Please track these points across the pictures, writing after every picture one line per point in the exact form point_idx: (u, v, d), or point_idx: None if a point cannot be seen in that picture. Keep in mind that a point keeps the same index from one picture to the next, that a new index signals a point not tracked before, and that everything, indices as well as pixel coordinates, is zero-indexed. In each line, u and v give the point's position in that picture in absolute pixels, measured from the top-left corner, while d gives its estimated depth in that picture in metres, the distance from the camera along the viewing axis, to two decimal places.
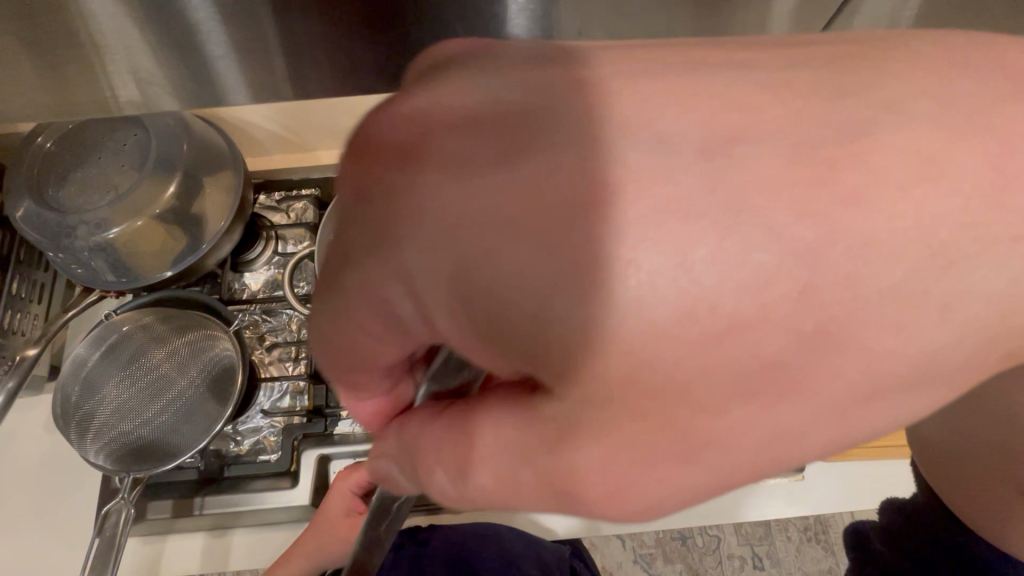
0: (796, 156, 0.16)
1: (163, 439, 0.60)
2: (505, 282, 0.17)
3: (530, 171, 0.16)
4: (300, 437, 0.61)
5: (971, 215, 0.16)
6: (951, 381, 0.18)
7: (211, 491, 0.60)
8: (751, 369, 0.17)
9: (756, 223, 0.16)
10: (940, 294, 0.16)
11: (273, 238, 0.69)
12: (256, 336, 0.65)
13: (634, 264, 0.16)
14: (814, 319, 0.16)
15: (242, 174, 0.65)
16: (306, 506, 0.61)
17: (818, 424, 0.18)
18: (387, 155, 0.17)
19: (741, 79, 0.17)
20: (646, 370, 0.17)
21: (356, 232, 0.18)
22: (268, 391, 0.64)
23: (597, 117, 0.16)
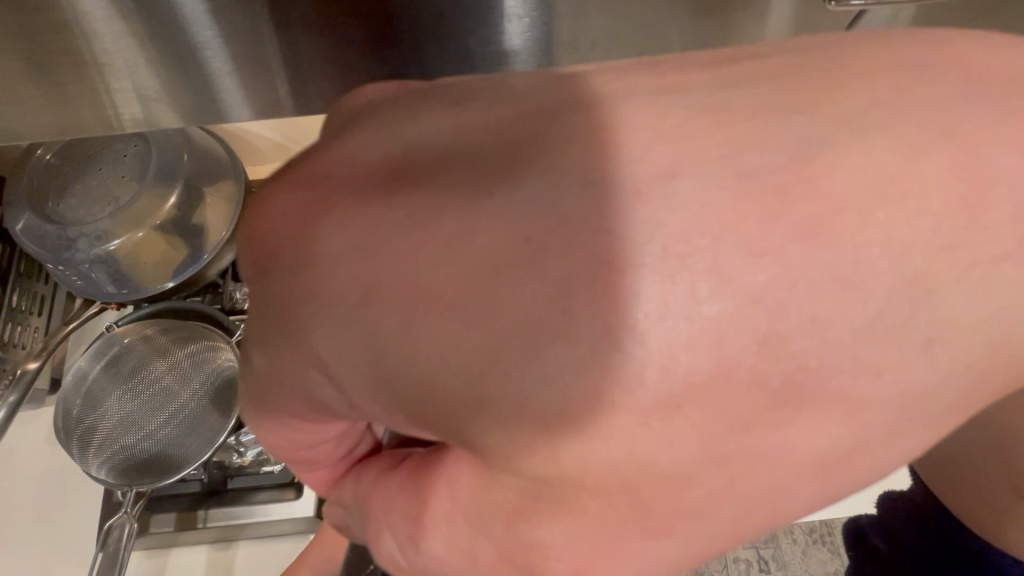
0: (738, 189, 0.14)
1: (166, 453, 0.59)
2: (425, 342, 0.16)
3: (432, 225, 0.16)
4: None
5: (983, 235, 0.15)
6: (969, 405, 0.17)
7: (214, 504, 0.60)
8: (726, 422, 0.16)
9: (707, 266, 0.14)
10: (926, 327, 0.15)
11: None
12: None
13: (610, 308, 0.15)
14: (781, 371, 0.15)
15: (242, 183, 0.64)
16: (311, 518, 0.60)
17: (834, 460, 0.17)
18: (281, 229, 0.18)
19: (709, 101, 0.16)
20: (612, 427, 0.16)
21: (272, 307, 0.18)
22: None
23: (576, 143, 0.16)
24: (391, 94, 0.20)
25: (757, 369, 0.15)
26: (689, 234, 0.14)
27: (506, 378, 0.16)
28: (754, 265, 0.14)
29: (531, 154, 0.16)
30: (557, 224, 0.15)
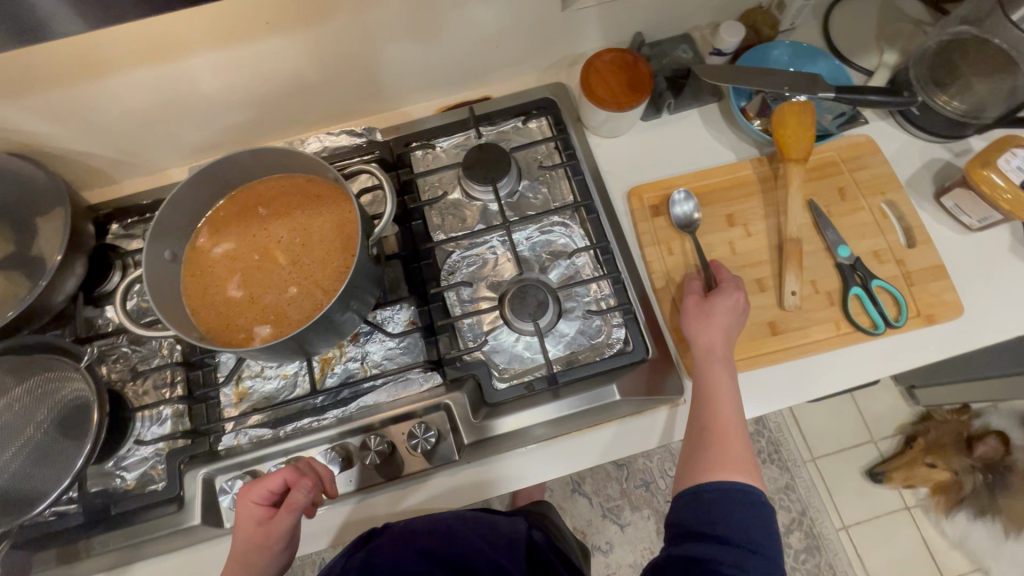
0: (734, 432, 0.56)
1: (17, 491, 0.54)
2: (718, 305, 0.63)
3: (727, 299, 0.63)
4: (187, 459, 0.64)
5: (744, 447, 0.55)
6: (721, 441, 0.55)
7: (98, 531, 0.62)
8: (695, 406, 0.60)
9: (708, 420, 0.58)
10: (718, 428, 0.57)
11: (131, 264, 0.71)
12: (128, 367, 0.68)
13: (720, 377, 0.60)
14: (704, 422, 0.58)
15: (71, 207, 0.65)
16: (196, 525, 0.62)
17: (702, 394, 0.60)
18: (731, 287, 0.65)
19: (738, 427, 0.57)
20: (729, 308, 0.63)
21: (722, 282, 0.66)
22: (145, 421, 0.66)
23: (715, 385, 0.60)
24: (734, 282, 0.65)
25: (714, 417, 0.58)
26: (723, 358, 0.61)
27: (702, 384, 0.61)
28: (725, 410, 0.58)
29: (722, 295, 0.64)
30: (710, 388, 0.60)
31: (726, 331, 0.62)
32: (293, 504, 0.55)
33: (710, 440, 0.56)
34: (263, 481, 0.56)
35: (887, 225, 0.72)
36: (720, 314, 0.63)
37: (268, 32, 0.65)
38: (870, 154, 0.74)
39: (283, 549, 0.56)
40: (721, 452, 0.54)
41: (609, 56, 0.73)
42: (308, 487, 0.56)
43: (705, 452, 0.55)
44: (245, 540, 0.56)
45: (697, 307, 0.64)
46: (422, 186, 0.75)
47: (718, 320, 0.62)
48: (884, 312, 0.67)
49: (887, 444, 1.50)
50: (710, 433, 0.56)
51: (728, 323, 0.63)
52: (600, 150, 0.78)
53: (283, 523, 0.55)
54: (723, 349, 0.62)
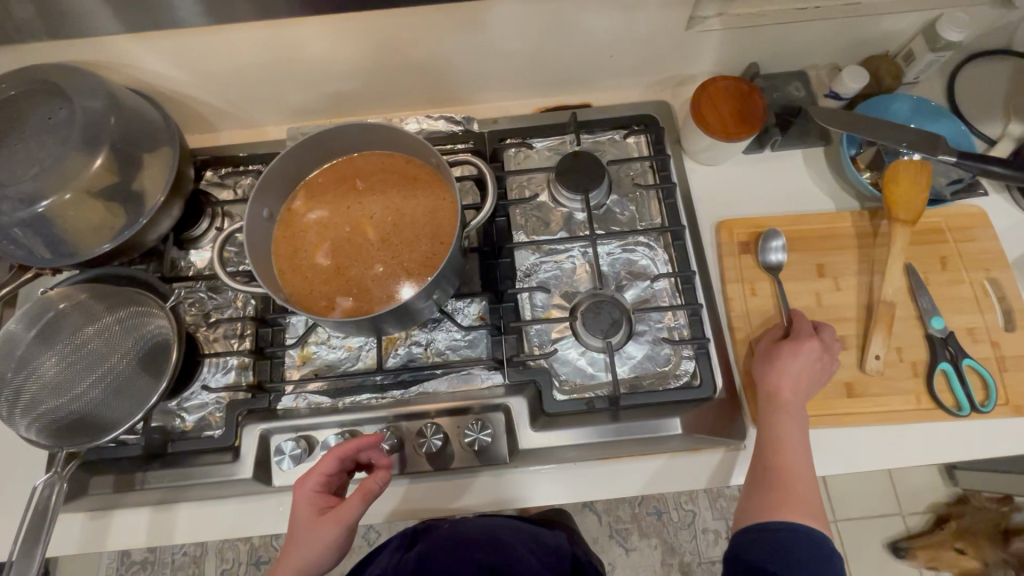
0: (803, 475, 0.54)
1: (96, 415, 0.56)
2: (793, 349, 0.61)
3: (805, 345, 0.61)
4: (245, 413, 0.65)
5: (812, 489, 0.53)
6: (789, 481, 0.54)
7: (154, 467, 0.64)
8: (760, 445, 0.58)
9: (774, 459, 0.56)
10: (785, 468, 0.55)
11: (219, 214, 0.73)
12: (202, 313, 0.70)
13: (788, 420, 0.58)
14: (770, 460, 0.56)
15: (178, 149, 0.67)
16: (248, 479, 0.63)
17: (769, 435, 0.58)
18: (808, 332, 0.62)
19: (807, 471, 0.55)
20: (806, 353, 0.61)
21: (799, 329, 0.63)
22: (212, 368, 0.68)
23: (784, 426, 0.58)
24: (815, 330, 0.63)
25: (781, 457, 0.56)
26: (793, 402, 0.59)
27: (769, 424, 0.59)
28: (793, 452, 0.56)
29: (800, 338, 0.62)
30: (779, 428, 0.58)
31: (799, 378, 0.60)
32: (368, 492, 0.56)
33: (773, 480, 0.54)
34: (319, 467, 0.58)
35: (986, 304, 0.68)
36: (794, 361, 0.60)
37: (393, 8, 0.65)
38: (981, 227, 0.71)
39: (347, 537, 0.57)
40: (789, 491, 0.53)
41: (724, 83, 0.70)
42: (383, 479, 0.57)
43: (769, 491, 0.53)
44: (309, 528, 0.55)
45: (773, 350, 0.62)
46: (510, 183, 0.75)
47: (792, 368, 0.60)
48: (971, 394, 0.64)
49: (915, 520, 1.44)
50: (774, 473, 0.55)
51: (803, 370, 0.60)
52: (694, 177, 0.77)
53: (352, 510, 0.56)
54: (794, 394, 0.59)
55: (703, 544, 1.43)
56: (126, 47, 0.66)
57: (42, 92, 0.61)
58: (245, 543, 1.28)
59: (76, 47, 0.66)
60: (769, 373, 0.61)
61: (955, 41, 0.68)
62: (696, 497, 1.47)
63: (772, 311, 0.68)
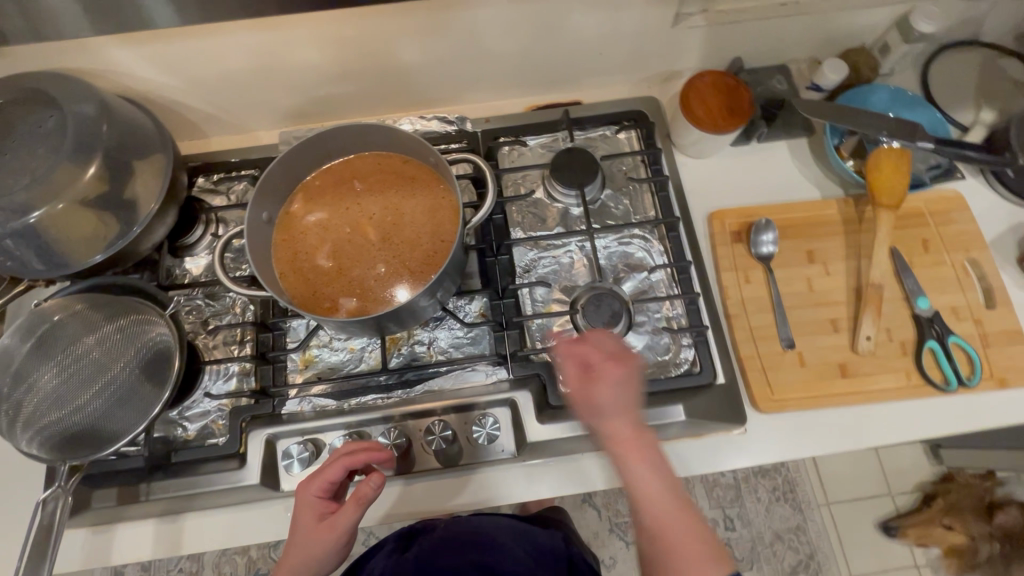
0: (687, 522, 0.47)
1: (98, 427, 0.56)
2: (614, 390, 0.50)
3: (611, 386, 0.50)
4: (248, 419, 0.64)
5: (703, 534, 0.47)
6: (674, 543, 0.46)
7: (157, 477, 0.63)
8: (631, 504, 0.49)
9: (654, 522, 0.47)
10: (667, 528, 0.47)
11: (213, 221, 0.72)
12: (200, 320, 0.69)
13: (651, 465, 0.48)
14: (649, 524, 0.47)
15: (171, 156, 0.67)
16: (256, 486, 0.63)
17: (637, 491, 0.48)
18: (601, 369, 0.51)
19: (692, 513, 0.48)
20: (605, 392, 0.50)
21: (594, 363, 0.52)
22: (212, 375, 0.67)
23: (648, 472, 0.48)
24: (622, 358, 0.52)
25: (656, 514, 0.47)
26: (636, 439, 0.49)
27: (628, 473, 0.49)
28: (665, 503, 0.48)
29: (623, 364, 0.51)
30: (641, 474, 0.48)
31: (620, 406, 0.50)
32: (363, 497, 0.54)
33: (661, 547, 0.47)
34: (326, 473, 0.56)
35: (967, 283, 0.71)
36: (599, 401, 0.50)
37: (386, 10, 0.66)
38: (959, 209, 0.74)
39: (345, 543, 0.56)
40: (688, 556, 0.46)
41: (710, 78, 0.72)
42: (376, 482, 0.55)
43: (666, 569, 0.46)
44: (309, 534, 0.55)
45: (581, 389, 0.51)
46: (505, 181, 0.75)
47: (611, 405, 0.50)
48: (958, 369, 0.66)
49: (903, 500, 1.48)
50: (660, 542, 0.47)
51: (622, 407, 0.50)
52: (684, 170, 0.78)
53: (349, 517, 0.55)
54: (638, 432, 0.49)
55: None
56: (115, 53, 0.65)
57: (31, 101, 0.60)
58: (243, 556, 1.26)
59: (65, 54, 0.65)
60: (592, 412, 0.50)
61: (928, 32, 0.71)
62: (693, 487, 1.49)
63: (765, 297, 0.70)
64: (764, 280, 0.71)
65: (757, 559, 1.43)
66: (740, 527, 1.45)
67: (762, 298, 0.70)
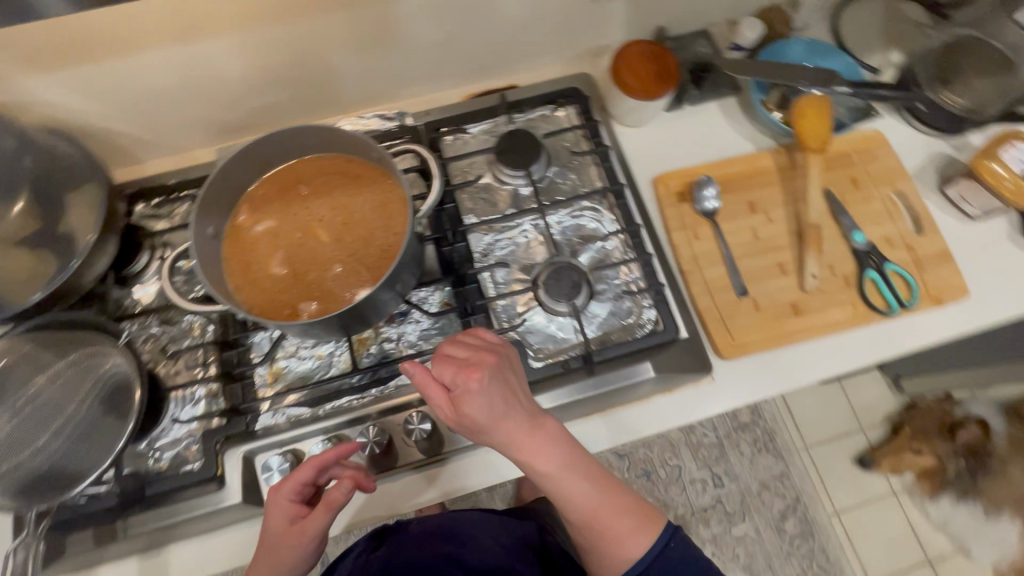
0: (610, 491, 0.54)
1: (62, 467, 0.54)
2: (496, 405, 0.51)
3: (466, 405, 0.51)
4: (222, 440, 0.63)
5: (623, 497, 0.55)
6: (601, 513, 0.53)
7: (134, 512, 0.61)
8: (555, 495, 0.53)
9: (581, 505, 0.53)
10: (595, 505, 0.53)
11: (159, 245, 0.70)
12: (159, 347, 0.67)
13: (565, 460, 0.53)
14: (577, 508, 0.53)
15: (104, 182, 0.63)
16: (238, 505, 0.62)
17: (560, 485, 0.52)
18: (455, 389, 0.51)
19: (611, 482, 0.55)
20: (483, 413, 0.51)
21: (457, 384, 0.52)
22: (179, 402, 0.66)
23: (562, 468, 0.52)
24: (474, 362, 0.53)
25: (583, 496, 0.53)
26: (545, 443, 0.52)
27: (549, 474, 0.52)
28: (588, 485, 0.53)
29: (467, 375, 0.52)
30: (561, 470, 0.52)
31: (516, 414, 0.52)
32: (333, 502, 0.54)
33: (589, 522, 0.53)
34: (297, 476, 0.56)
35: (896, 213, 0.76)
36: (504, 408, 0.51)
37: (308, 11, 0.65)
38: (881, 146, 0.78)
39: (316, 547, 0.56)
40: (618, 518, 0.53)
41: (636, 47, 0.75)
42: (347, 488, 0.55)
43: (598, 536, 0.53)
44: (279, 538, 0.55)
45: (473, 409, 0.51)
46: (452, 170, 0.76)
47: (503, 417, 0.51)
48: (897, 293, 0.71)
49: (874, 433, 1.56)
50: (589, 517, 0.53)
51: (519, 404, 0.52)
52: (624, 139, 0.81)
53: (319, 521, 0.55)
54: (542, 435, 0.52)
55: (693, 494, 1.49)
56: (29, 83, 0.63)
57: None
58: None
59: None
60: (498, 430, 0.51)
61: None
62: (679, 451, 1.53)
63: (715, 250, 0.73)
64: (712, 234, 0.74)
65: (748, 510, 1.48)
66: (728, 482, 1.50)
67: (713, 251, 0.73)
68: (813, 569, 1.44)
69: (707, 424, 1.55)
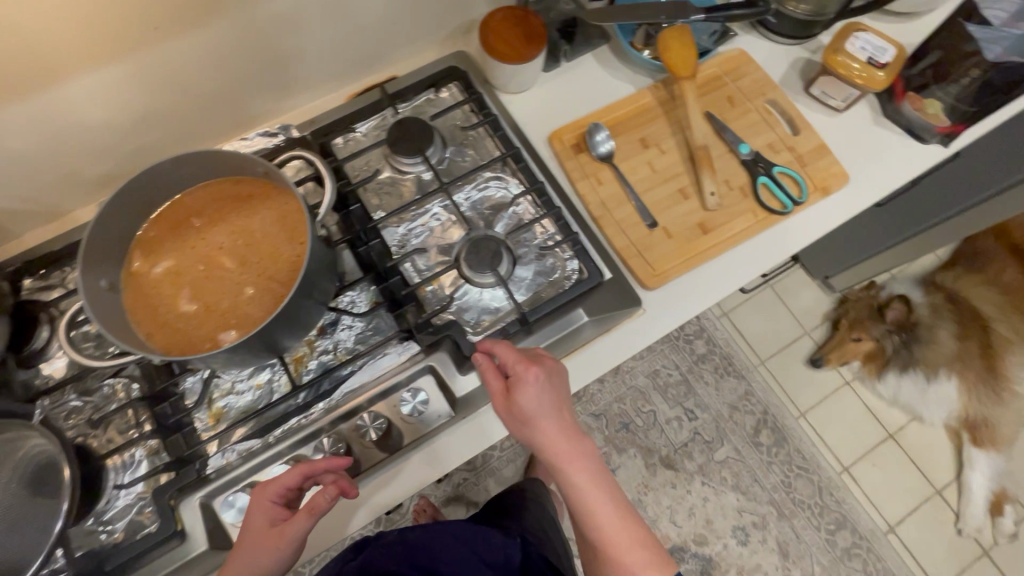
0: (622, 510, 0.57)
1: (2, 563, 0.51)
2: (548, 398, 0.57)
3: (523, 397, 0.56)
4: (176, 493, 0.61)
5: (631, 520, 0.57)
6: (607, 530, 0.56)
7: None
8: (572, 500, 0.57)
9: (591, 515, 0.56)
10: (603, 517, 0.56)
11: (58, 316, 0.66)
12: (84, 419, 0.64)
13: (590, 466, 0.57)
14: (587, 516, 0.56)
15: None
16: (205, 551, 0.60)
17: (580, 492, 0.56)
18: (512, 385, 0.57)
19: (625, 501, 0.58)
20: (536, 404, 0.56)
21: (515, 377, 0.57)
22: (119, 468, 0.63)
23: (587, 472, 0.57)
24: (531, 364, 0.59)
25: (596, 510, 0.56)
26: (577, 445, 0.57)
27: (570, 478, 0.56)
28: (604, 499, 0.56)
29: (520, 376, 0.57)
30: (582, 479, 0.56)
31: (558, 420, 0.57)
32: (316, 509, 0.55)
33: (604, 540, 0.56)
34: (282, 479, 0.56)
35: (773, 120, 0.81)
36: (551, 410, 0.57)
37: (156, 39, 0.63)
38: (746, 62, 0.84)
39: (293, 553, 0.56)
40: (617, 534, 0.56)
41: (500, 15, 0.76)
42: (331, 494, 0.56)
43: (604, 554, 0.56)
44: (258, 540, 0.55)
45: (520, 401, 0.56)
46: (350, 171, 0.76)
47: (545, 419, 0.56)
48: (788, 193, 0.76)
49: (817, 333, 1.67)
50: (599, 533, 0.56)
51: (564, 412, 0.58)
52: (513, 106, 0.82)
53: (300, 526, 0.55)
54: (580, 439, 0.57)
55: (671, 433, 1.55)
56: None
57: None
58: None
59: None
60: (541, 428, 0.56)
61: None
62: (650, 396, 1.58)
63: (620, 191, 0.76)
64: (614, 176, 0.77)
65: (724, 433, 1.55)
66: (700, 413, 1.57)
67: (618, 192, 0.76)
68: (794, 471, 1.53)
69: (669, 363, 1.62)
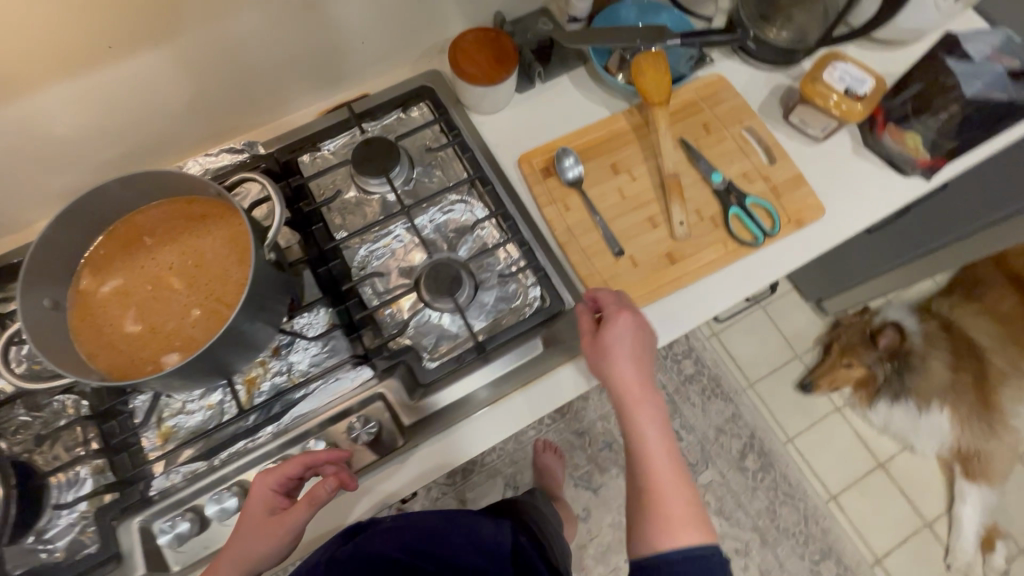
0: (679, 471, 0.53)
1: None
2: (638, 337, 0.58)
3: (611, 329, 0.58)
4: (118, 514, 0.60)
5: (685, 493, 0.51)
6: (657, 490, 0.51)
7: None
8: (629, 453, 0.54)
9: (646, 467, 0.52)
10: (657, 471, 0.52)
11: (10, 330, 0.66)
12: (31, 436, 0.63)
13: (654, 418, 0.55)
14: (643, 468, 0.52)
15: None
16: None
17: (643, 437, 0.54)
18: (608, 319, 0.59)
19: (685, 465, 0.53)
20: (621, 339, 0.57)
21: (611, 311, 0.60)
22: (62, 487, 0.62)
23: (654, 423, 0.54)
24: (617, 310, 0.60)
25: (651, 463, 0.52)
26: (649, 391, 0.56)
27: (632, 423, 0.54)
28: (664, 454, 0.53)
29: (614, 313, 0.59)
30: (648, 428, 0.54)
31: (637, 365, 0.57)
32: (315, 500, 0.54)
33: (650, 491, 0.51)
34: (283, 467, 0.56)
35: (749, 148, 0.80)
36: (631, 354, 0.57)
37: (118, 56, 0.63)
38: (724, 89, 0.82)
39: (289, 544, 0.55)
40: (661, 497, 0.51)
41: (471, 37, 0.75)
42: (331, 485, 0.56)
43: (649, 516, 0.50)
44: (257, 527, 0.54)
45: (609, 332, 0.58)
46: (314, 189, 0.75)
47: (628, 357, 0.57)
48: (761, 223, 0.74)
49: (809, 357, 1.64)
50: (649, 489, 0.52)
51: (643, 360, 0.58)
52: (484, 127, 0.81)
53: (299, 516, 0.54)
54: (651, 390, 0.56)
55: None
56: None
57: None
58: None
59: None
60: (631, 362, 0.57)
61: None
62: None
63: (586, 218, 0.75)
64: (581, 203, 0.75)
65: (709, 456, 1.52)
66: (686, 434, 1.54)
67: (585, 218, 0.75)
68: (779, 497, 1.50)
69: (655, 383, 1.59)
